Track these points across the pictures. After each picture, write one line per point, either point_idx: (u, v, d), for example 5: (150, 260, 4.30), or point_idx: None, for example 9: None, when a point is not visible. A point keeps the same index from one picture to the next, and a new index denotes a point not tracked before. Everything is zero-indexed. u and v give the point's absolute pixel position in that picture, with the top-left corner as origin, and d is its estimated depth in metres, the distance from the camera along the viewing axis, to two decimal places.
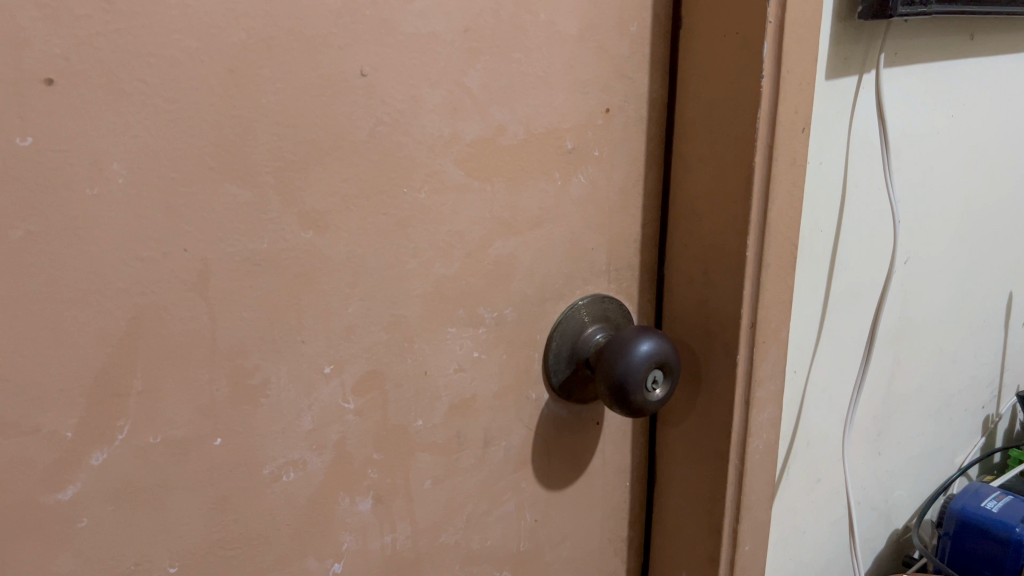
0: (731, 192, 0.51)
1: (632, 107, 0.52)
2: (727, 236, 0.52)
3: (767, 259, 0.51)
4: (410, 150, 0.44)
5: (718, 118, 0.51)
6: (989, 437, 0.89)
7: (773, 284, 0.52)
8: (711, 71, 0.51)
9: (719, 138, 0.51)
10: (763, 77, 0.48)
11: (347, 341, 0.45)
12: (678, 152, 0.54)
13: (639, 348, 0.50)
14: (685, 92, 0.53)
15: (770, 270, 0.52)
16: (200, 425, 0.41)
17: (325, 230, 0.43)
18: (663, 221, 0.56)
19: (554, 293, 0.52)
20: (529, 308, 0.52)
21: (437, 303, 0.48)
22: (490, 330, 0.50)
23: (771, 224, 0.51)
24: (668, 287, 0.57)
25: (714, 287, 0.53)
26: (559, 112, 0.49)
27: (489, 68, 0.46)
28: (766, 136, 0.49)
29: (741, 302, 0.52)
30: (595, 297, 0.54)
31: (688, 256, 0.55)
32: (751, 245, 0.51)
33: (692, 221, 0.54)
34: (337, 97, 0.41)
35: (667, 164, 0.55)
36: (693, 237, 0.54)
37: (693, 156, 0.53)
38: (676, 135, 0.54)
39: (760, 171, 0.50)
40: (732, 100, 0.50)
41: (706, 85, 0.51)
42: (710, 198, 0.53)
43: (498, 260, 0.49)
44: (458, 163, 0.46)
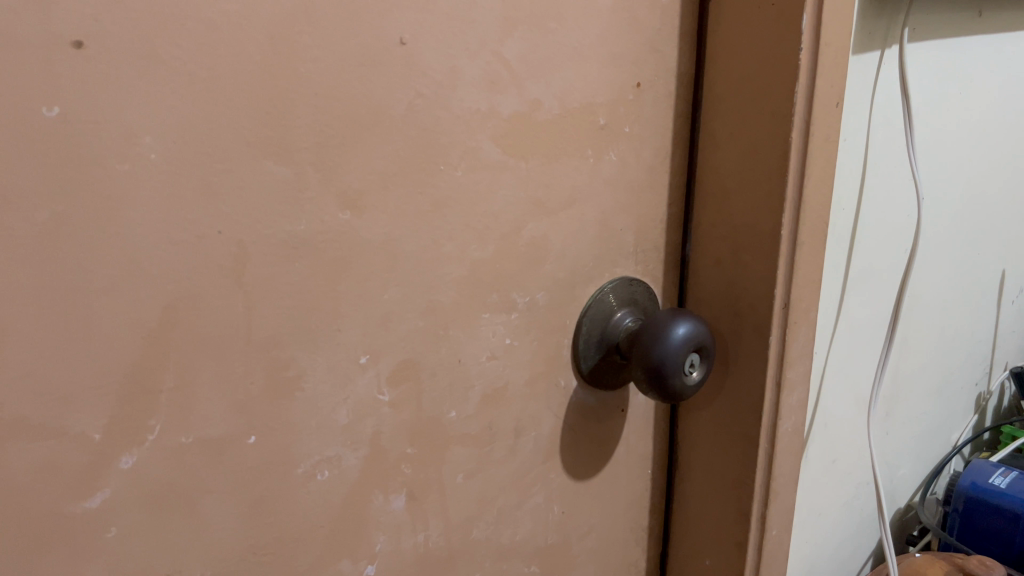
0: (765, 169, 0.49)
1: (662, 82, 0.50)
2: (760, 214, 0.50)
3: (801, 237, 0.50)
4: (447, 124, 0.42)
5: (749, 92, 0.49)
6: (980, 414, 0.89)
7: (806, 263, 0.51)
8: (741, 43, 0.49)
9: (750, 114, 0.49)
10: (802, 50, 0.46)
11: (383, 329, 0.42)
12: (705, 128, 0.52)
13: (677, 331, 0.48)
14: (713, 67, 0.51)
15: (803, 248, 0.51)
16: (233, 423, 0.38)
17: (364, 210, 0.40)
18: (687, 200, 0.55)
19: (583, 276, 0.50)
20: (559, 291, 0.49)
21: (471, 286, 0.45)
22: (522, 316, 0.48)
23: (805, 202, 0.50)
24: (694, 269, 0.55)
25: (746, 268, 0.52)
26: (593, 87, 0.47)
27: (526, 38, 0.43)
28: (803, 112, 0.47)
29: (775, 282, 0.50)
30: (623, 280, 0.52)
31: (716, 237, 0.53)
32: (786, 224, 0.49)
33: (721, 199, 0.52)
34: (375, 68, 0.38)
35: (693, 142, 0.53)
36: (723, 217, 0.52)
37: (722, 133, 0.51)
38: (704, 111, 0.52)
39: (796, 147, 0.48)
40: (766, 74, 0.48)
41: (737, 59, 0.49)
42: (741, 176, 0.51)
43: (531, 242, 0.47)
44: (495, 139, 0.44)
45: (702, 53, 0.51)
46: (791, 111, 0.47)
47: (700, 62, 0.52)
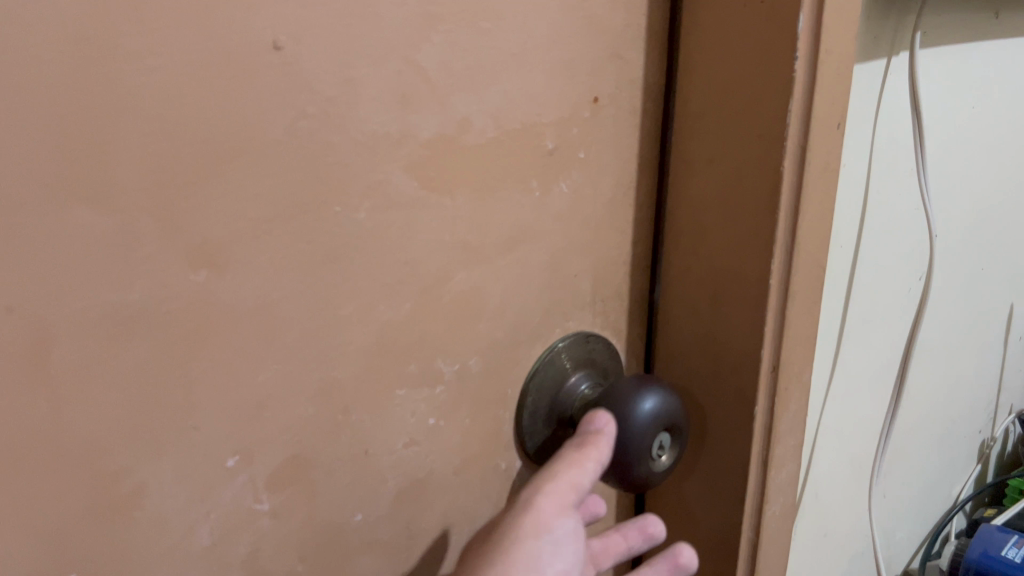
0: (751, 203, 0.40)
1: (625, 95, 0.41)
2: (744, 258, 0.41)
3: (795, 287, 0.41)
4: (344, 152, 0.32)
5: (731, 110, 0.39)
6: (982, 463, 0.81)
7: (799, 318, 0.42)
8: (721, 47, 0.39)
9: (732, 134, 0.39)
10: (797, 58, 0.36)
11: (257, 421, 0.32)
12: (678, 151, 0.43)
13: (641, 408, 0.40)
14: (687, 76, 0.41)
15: (796, 301, 0.41)
16: (43, 560, 0.28)
17: (226, 267, 0.30)
18: (656, 237, 0.45)
19: (528, 335, 0.41)
20: (498, 356, 0.40)
21: (381, 358, 0.35)
22: (451, 389, 0.38)
23: (800, 246, 0.40)
24: (664, 320, 0.46)
25: (726, 322, 0.42)
26: (537, 101, 0.37)
27: (449, 40, 0.34)
28: (798, 134, 0.37)
29: (762, 342, 0.41)
30: (579, 337, 0.43)
31: (692, 282, 0.44)
32: (776, 271, 0.40)
33: (697, 237, 0.43)
34: (235, 78, 0.28)
35: (664, 166, 0.44)
36: (699, 259, 0.43)
37: (698, 156, 0.41)
38: (677, 130, 0.42)
39: (789, 178, 0.38)
40: (752, 89, 0.38)
41: (716, 67, 0.39)
42: (720, 212, 0.41)
43: (461, 297, 0.37)
44: (410, 170, 0.34)
45: (675, 58, 0.42)
46: (783, 135, 0.37)
47: (673, 70, 0.42)
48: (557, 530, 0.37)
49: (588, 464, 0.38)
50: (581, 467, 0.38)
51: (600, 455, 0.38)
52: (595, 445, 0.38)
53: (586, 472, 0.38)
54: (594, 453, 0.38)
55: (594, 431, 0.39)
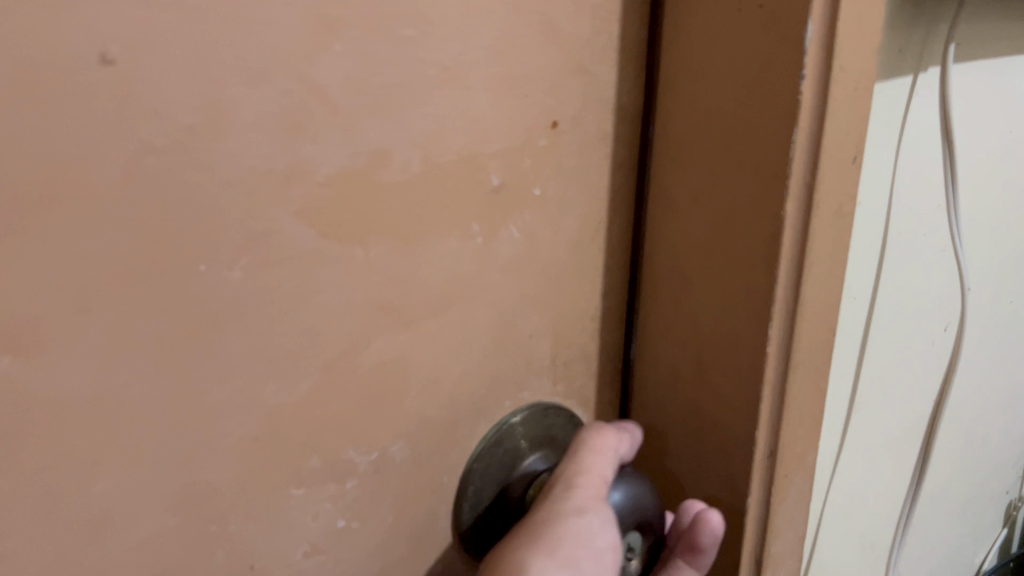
0: (743, 255, 0.32)
1: (591, 118, 0.33)
2: (734, 321, 0.33)
3: (797, 356, 0.33)
4: (211, 196, 0.24)
5: (721, 138, 0.32)
6: (1009, 526, 0.73)
7: (802, 393, 0.34)
8: (709, 60, 0.31)
9: (721, 169, 0.32)
10: (803, 78, 0.28)
11: (97, 541, 0.25)
12: (658, 185, 0.35)
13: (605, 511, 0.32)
14: (669, 96, 0.34)
15: (799, 373, 0.33)
16: None
17: (42, 349, 0.23)
18: (633, 286, 0.38)
19: (470, 410, 0.33)
20: (430, 438, 0.32)
21: (270, 451, 0.28)
22: (367, 482, 0.31)
23: (804, 307, 0.32)
24: (641, 384, 0.39)
25: (713, 394, 0.35)
26: (478, 127, 0.30)
27: (358, 50, 0.26)
28: (803, 171, 0.30)
29: (757, 423, 0.33)
30: (536, 410, 0.36)
31: (673, 343, 0.36)
32: (774, 339, 0.32)
33: (680, 290, 0.35)
34: (36, 100, 0.21)
35: (641, 203, 0.36)
36: (682, 317, 0.35)
37: (682, 194, 0.34)
38: (657, 160, 0.35)
39: (791, 226, 0.30)
40: (746, 113, 0.30)
41: (703, 84, 0.32)
42: (706, 262, 0.34)
43: (379, 371, 0.30)
44: (306, 216, 0.26)
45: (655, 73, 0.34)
46: (784, 173, 0.29)
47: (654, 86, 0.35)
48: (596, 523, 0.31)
49: (606, 456, 0.33)
50: (599, 459, 0.33)
51: (611, 455, 0.33)
52: (608, 436, 0.34)
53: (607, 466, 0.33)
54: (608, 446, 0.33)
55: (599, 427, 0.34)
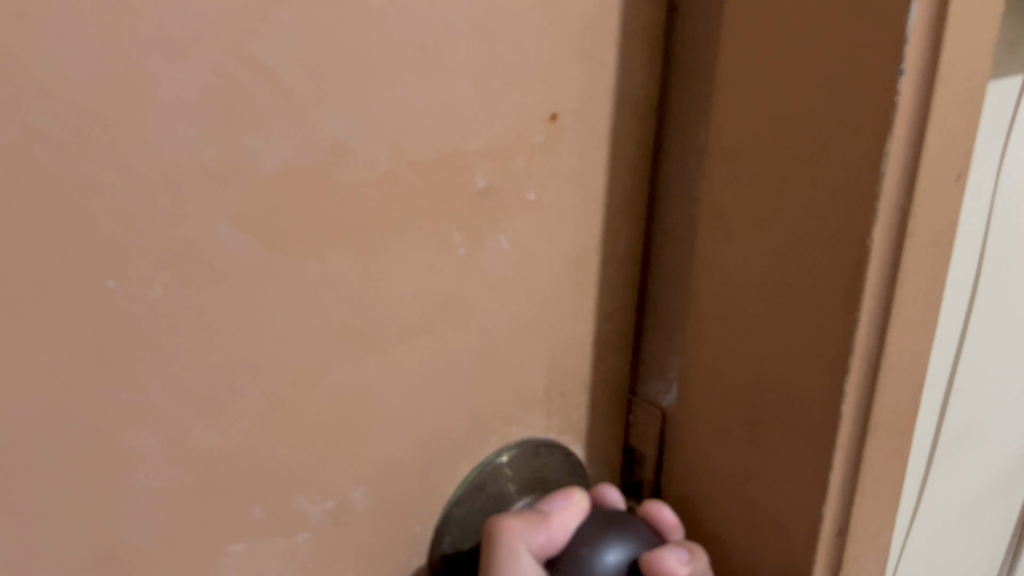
0: (813, 293, 0.26)
1: (597, 111, 0.28)
2: (798, 371, 0.27)
3: (878, 418, 0.27)
4: (122, 195, 0.20)
5: (789, 148, 0.26)
6: None
7: (881, 461, 0.29)
8: (772, 55, 0.26)
9: (785, 188, 0.26)
10: (904, 73, 0.22)
11: None
12: (702, 207, 0.30)
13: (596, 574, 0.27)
14: (719, 100, 0.28)
15: (879, 437, 0.28)
16: None
17: None
18: (673, 322, 0.32)
19: (449, 448, 0.29)
20: (400, 481, 0.28)
21: (200, 503, 0.23)
22: (322, 534, 0.26)
23: (889, 358, 0.26)
24: (679, 435, 0.33)
25: (769, 457, 0.29)
26: (462, 118, 0.25)
27: (311, 20, 0.21)
28: (898, 191, 0.24)
29: (828, 497, 0.28)
30: (526, 447, 0.31)
31: (718, 392, 0.31)
32: (851, 395, 0.26)
33: (728, 331, 0.30)
34: None
35: (685, 225, 0.31)
36: (731, 363, 0.30)
37: (733, 216, 0.29)
38: (706, 174, 0.29)
39: (878, 258, 0.25)
40: (824, 118, 0.25)
41: (764, 85, 0.26)
42: (765, 297, 0.28)
43: (336, 405, 0.25)
44: (245, 221, 0.22)
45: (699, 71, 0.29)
46: (874, 190, 0.24)
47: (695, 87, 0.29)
48: None
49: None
50: None
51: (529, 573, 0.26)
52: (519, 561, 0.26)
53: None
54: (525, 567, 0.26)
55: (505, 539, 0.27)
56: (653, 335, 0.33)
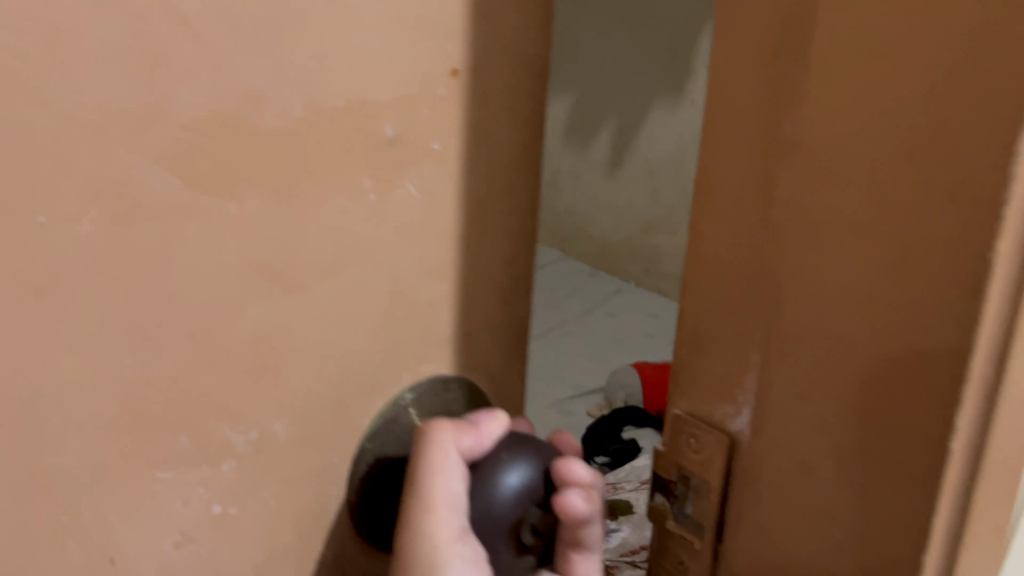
0: (880, 320, 0.24)
1: (493, 68, 0.31)
2: (876, 402, 0.25)
3: (992, 454, 0.24)
4: (49, 134, 0.21)
5: (912, 139, 0.22)
6: None
7: (993, 500, 0.25)
8: (891, 26, 0.22)
9: (852, 202, 0.24)
10: None
11: None
12: (776, 221, 0.27)
13: (498, 490, 0.30)
14: (806, 84, 0.25)
15: (990, 477, 0.25)
16: None
17: None
18: (766, 343, 0.28)
19: (363, 383, 0.31)
20: (318, 415, 0.29)
21: (128, 432, 0.25)
22: (245, 464, 0.28)
23: (1010, 385, 0.23)
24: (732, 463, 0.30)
25: (871, 506, 0.26)
26: (369, 70, 0.27)
27: None
28: None
29: (928, 544, 0.25)
30: (435, 384, 0.33)
31: (767, 423, 0.28)
32: (966, 423, 0.23)
33: (794, 357, 0.27)
34: None
35: (766, 232, 0.27)
36: (812, 395, 0.27)
37: (810, 221, 0.25)
38: (795, 168, 0.26)
39: (1004, 267, 0.22)
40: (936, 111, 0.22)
41: (824, 89, 0.24)
42: (843, 313, 0.25)
43: (257, 341, 0.27)
44: (168, 163, 0.23)
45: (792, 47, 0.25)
46: (1001, 189, 0.21)
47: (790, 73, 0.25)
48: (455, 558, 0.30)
49: (447, 477, 0.29)
50: (443, 480, 0.29)
51: (453, 469, 0.29)
52: (440, 451, 0.29)
53: (452, 483, 0.29)
54: (445, 459, 0.29)
55: (433, 433, 0.30)
56: (709, 355, 0.31)
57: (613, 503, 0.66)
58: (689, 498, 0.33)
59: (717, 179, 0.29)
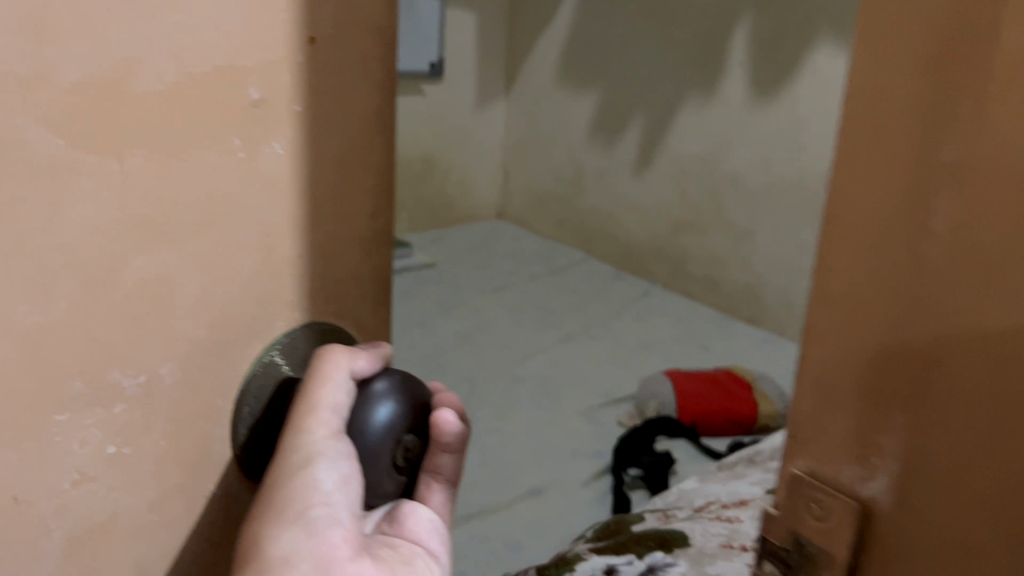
0: None
1: (348, 34, 0.34)
2: None
3: None
4: None
5: None
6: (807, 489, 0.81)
7: None
8: None
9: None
10: None
11: None
12: (919, 268, 0.28)
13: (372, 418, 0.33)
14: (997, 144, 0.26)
15: None
16: None
17: None
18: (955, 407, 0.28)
19: (242, 330, 0.33)
20: (200, 360, 0.32)
21: (25, 375, 0.27)
22: (135, 406, 0.30)
23: None
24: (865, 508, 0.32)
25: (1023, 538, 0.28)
26: (234, 37, 0.29)
27: None
28: None
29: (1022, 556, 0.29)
30: (308, 328, 0.36)
31: (913, 479, 0.30)
32: None
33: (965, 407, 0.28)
34: None
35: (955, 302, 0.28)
36: (975, 437, 0.28)
37: (997, 284, 0.27)
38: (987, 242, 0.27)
39: None
40: None
41: (992, 112, 0.26)
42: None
43: (141, 290, 0.29)
44: (55, 125, 0.26)
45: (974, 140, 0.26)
46: None
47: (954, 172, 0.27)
48: (328, 453, 0.32)
49: (332, 379, 0.33)
50: (328, 384, 0.33)
51: (341, 381, 0.33)
52: (330, 358, 0.33)
53: (336, 388, 0.33)
54: (333, 368, 0.33)
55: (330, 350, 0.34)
56: (852, 404, 0.31)
57: (666, 533, 0.72)
58: (810, 566, 0.35)
59: (858, 219, 0.30)
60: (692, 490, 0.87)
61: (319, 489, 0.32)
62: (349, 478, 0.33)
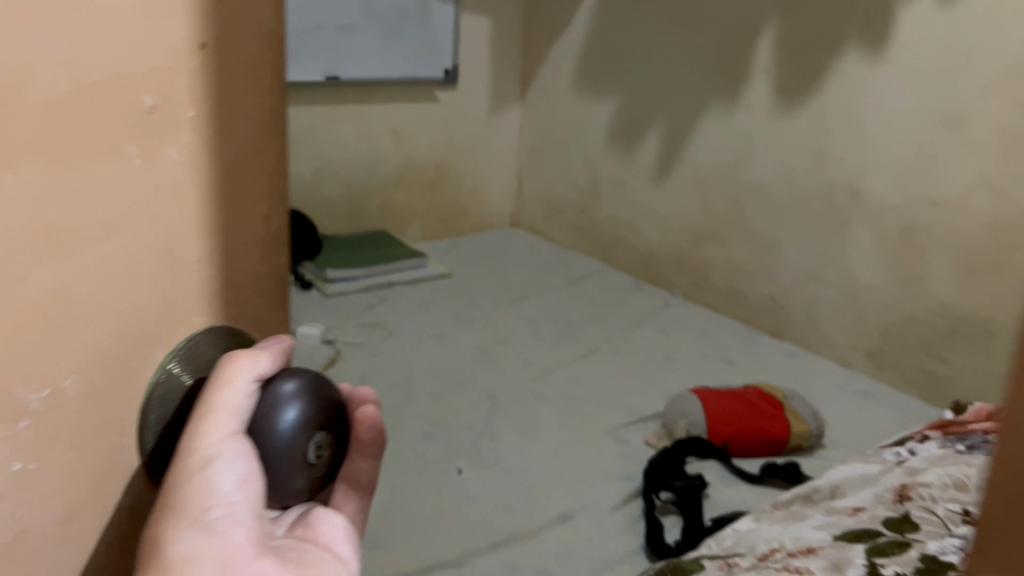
0: None
1: (234, 40, 0.34)
2: None
3: None
4: None
5: None
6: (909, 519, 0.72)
7: None
8: None
9: None
10: None
11: None
12: None
13: (285, 421, 0.34)
14: None
15: None
16: None
17: None
18: None
19: (145, 337, 0.33)
20: (106, 369, 0.32)
21: None
22: (43, 421, 0.29)
23: None
24: None
25: None
26: (126, 44, 0.29)
27: None
28: None
29: None
30: (209, 331, 0.37)
31: None
32: None
33: None
34: None
35: None
36: None
37: None
38: None
39: None
40: None
41: None
42: None
43: (43, 302, 0.29)
44: None
45: None
46: None
47: None
48: (225, 456, 0.33)
49: (233, 383, 0.33)
50: (229, 388, 0.33)
51: (243, 384, 0.33)
52: (233, 363, 0.33)
53: (237, 393, 0.33)
54: (237, 373, 0.33)
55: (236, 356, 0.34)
56: None
57: None
58: None
59: None
60: (749, 533, 0.84)
61: (216, 490, 0.32)
62: (247, 478, 0.33)
